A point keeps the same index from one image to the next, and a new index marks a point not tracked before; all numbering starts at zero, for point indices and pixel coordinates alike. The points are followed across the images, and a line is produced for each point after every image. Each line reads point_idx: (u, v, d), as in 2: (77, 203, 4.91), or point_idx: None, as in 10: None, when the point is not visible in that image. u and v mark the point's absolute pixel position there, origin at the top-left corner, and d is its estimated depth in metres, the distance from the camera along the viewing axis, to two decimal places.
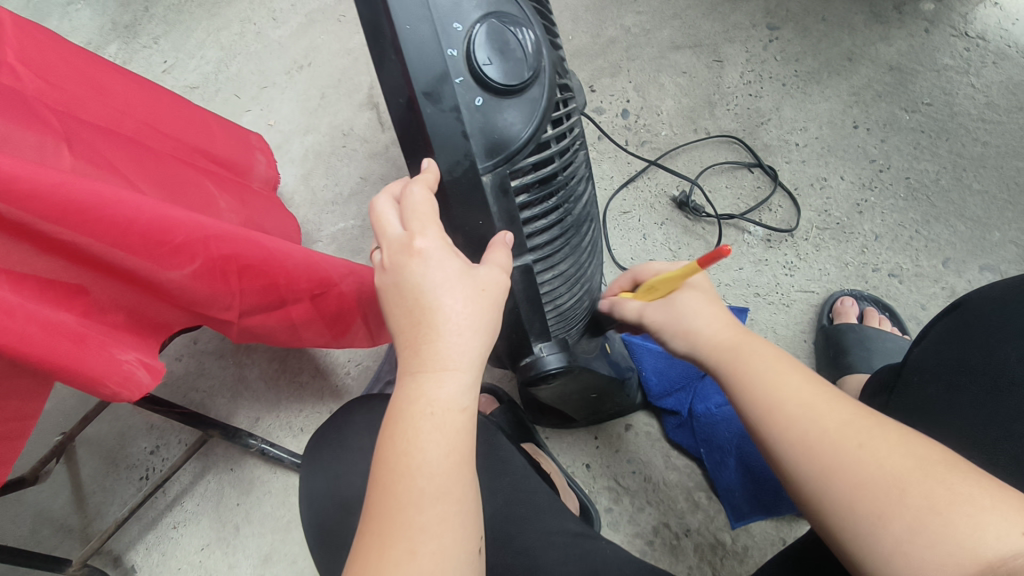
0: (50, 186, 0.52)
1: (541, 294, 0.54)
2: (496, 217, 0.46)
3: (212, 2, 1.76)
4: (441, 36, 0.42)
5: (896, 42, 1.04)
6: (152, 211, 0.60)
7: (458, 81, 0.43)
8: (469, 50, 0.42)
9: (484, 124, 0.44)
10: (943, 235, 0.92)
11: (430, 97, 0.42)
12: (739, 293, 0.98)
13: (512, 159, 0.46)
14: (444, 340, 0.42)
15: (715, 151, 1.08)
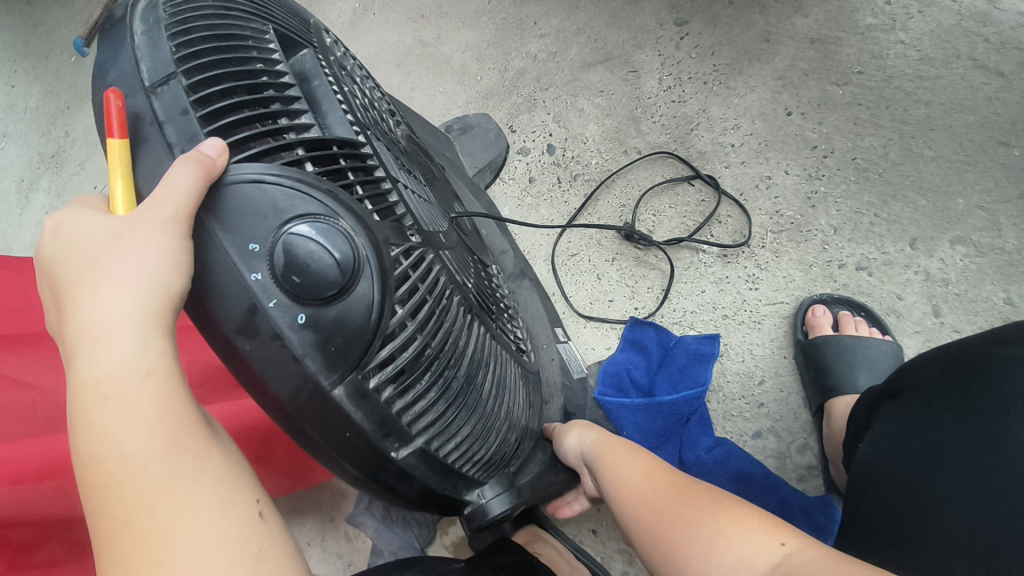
0: None
1: (450, 462, 0.49)
2: (365, 424, 0.41)
3: None
4: (241, 261, 0.37)
5: (813, 11, 0.97)
6: (50, 451, 0.56)
7: (272, 305, 0.38)
8: (274, 268, 0.37)
9: (317, 339, 0.38)
10: (904, 213, 0.85)
11: (244, 333, 0.38)
12: (708, 318, 0.94)
13: (361, 361, 0.40)
14: (126, 450, 0.35)
15: (650, 171, 1.01)
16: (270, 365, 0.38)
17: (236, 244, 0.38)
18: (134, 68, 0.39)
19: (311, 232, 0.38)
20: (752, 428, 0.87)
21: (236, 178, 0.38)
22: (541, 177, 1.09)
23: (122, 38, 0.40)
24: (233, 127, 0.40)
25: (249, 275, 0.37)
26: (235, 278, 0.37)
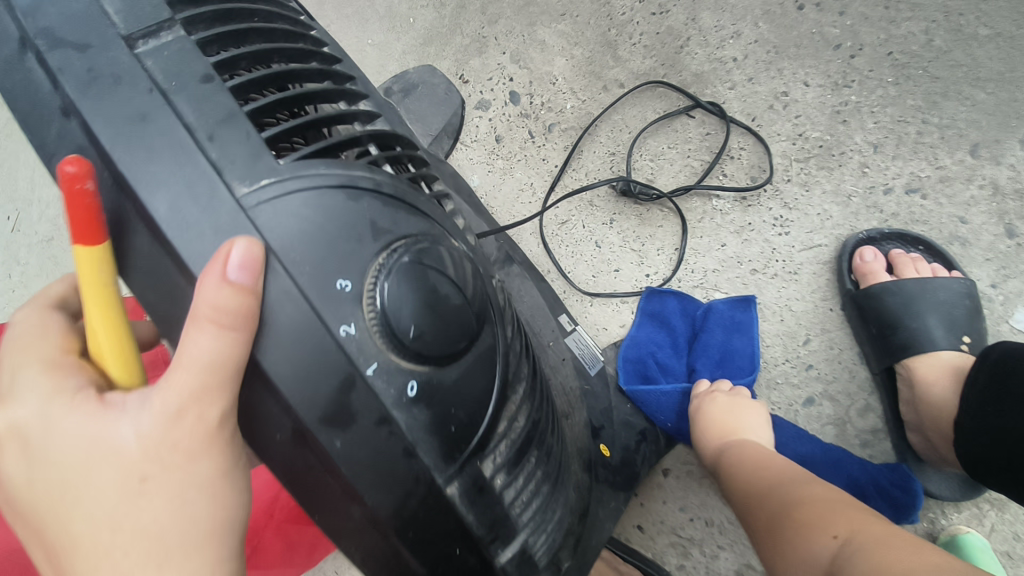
0: None
1: (540, 558, 0.39)
2: (476, 526, 0.33)
3: None
4: (326, 312, 0.28)
5: None
6: None
7: (372, 372, 0.29)
8: (378, 324, 0.29)
9: (432, 418, 0.30)
10: (959, 112, 0.70)
11: (334, 423, 0.28)
12: (734, 276, 0.80)
13: (470, 448, 0.32)
14: None
15: (639, 108, 0.84)
16: (362, 452, 0.29)
17: (319, 284, 0.28)
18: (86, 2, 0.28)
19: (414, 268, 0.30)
20: (803, 396, 0.76)
21: (322, 189, 0.29)
22: (510, 133, 0.91)
23: None
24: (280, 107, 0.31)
25: (340, 330, 0.28)
26: (307, 326, 0.28)
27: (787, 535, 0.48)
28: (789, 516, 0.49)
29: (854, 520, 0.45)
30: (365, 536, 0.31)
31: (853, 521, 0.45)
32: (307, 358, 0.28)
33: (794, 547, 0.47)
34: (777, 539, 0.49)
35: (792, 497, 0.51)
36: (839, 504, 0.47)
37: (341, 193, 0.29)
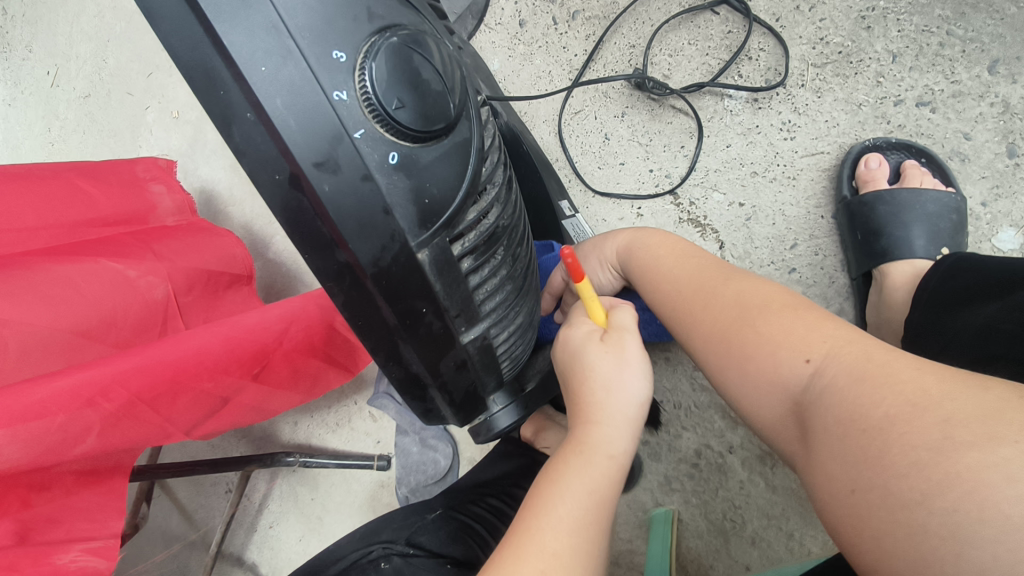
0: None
1: (496, 349, 0.43)
2: (443, 299, 0.35)
3: None
4: (321, 76, 0.29)
5: None
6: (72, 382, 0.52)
7: (359, 135, 0.30)
8: (365, 95, 0.30)
9: (409, 184, 0.31)
10: (983, 24, 0.70)
11: (324, 168, 0.29)
12: (735, 178, 0.82)
13: (450, 223, 0.34)
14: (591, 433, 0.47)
15: (664, 0, 0.84)
16: (355, 210, 0.30)
17: (317, 47, 0.29)
18: None
19: (410, 63, 0.30)
20: None
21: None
22: (534, 18, 0.91)
23: None
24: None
25: (335, 94, 0.29)
26: (306, 89, 0.29)
27: (765, 344, 0.47)
28: (742, 330, 0.49)
29: (806, 334, 0.45)
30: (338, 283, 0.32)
31: (783, 322, 0.47)
32: (285, 85, 0.29)
33: (759, 373, 0.47)
34: (747, 359, 0.48)
35: (739, 310, 0.51)
36: (784, 306, 0.49)
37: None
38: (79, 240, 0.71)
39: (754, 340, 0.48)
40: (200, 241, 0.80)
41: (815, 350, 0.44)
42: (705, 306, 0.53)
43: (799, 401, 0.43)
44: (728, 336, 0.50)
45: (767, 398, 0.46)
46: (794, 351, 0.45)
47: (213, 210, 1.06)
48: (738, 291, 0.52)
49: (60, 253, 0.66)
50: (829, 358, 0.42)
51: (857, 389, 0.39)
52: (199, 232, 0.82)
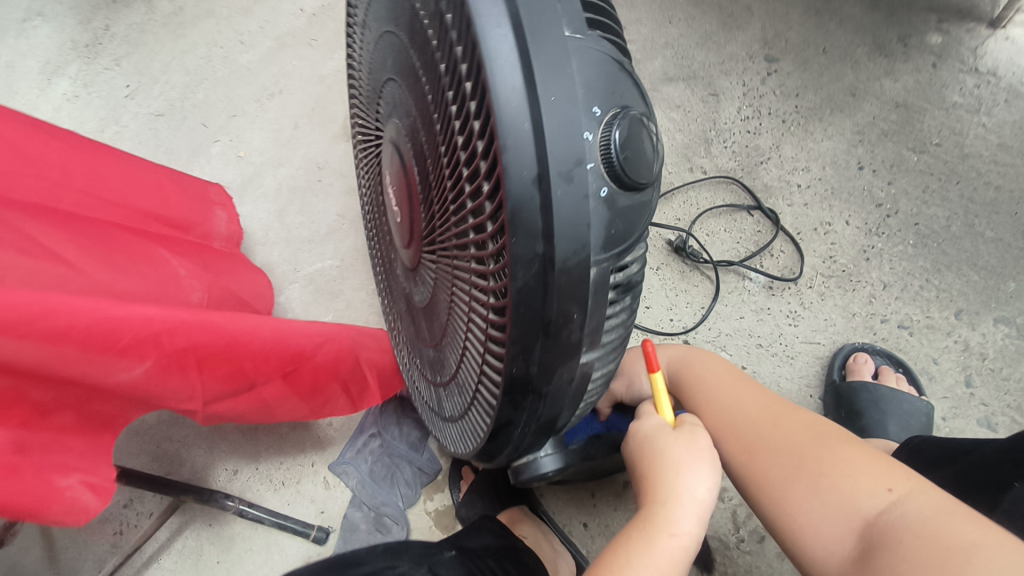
0: (59, 315, 0.51)
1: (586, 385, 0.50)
2: (588, 313, 0.44)
3: (176, 23, 1.65)
4: (581, 119, 0.39)
5: (902, 76, 0.98)
6: (96, 313, 0.54)
7: (591, 167, 0.40)
8: (604, 135, 0.40)
9: (608, 216, 0.41)
10: (955, 285, 0.88)
11: (563, 178, 0.39)
12: (742, 344, 0.93)
13: (620, 257, 0.44)
14: (678, 512, 0.56)
15: (711, 193, 1.01)
16: (569, 216, 0.40)
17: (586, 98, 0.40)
18: None
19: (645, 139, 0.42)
20: None
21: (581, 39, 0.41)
22: None
23: None
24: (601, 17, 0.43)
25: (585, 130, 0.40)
26: (565, 124, 0.39)
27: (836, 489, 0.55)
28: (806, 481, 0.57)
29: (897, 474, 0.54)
30: (531, 268, 0.41)
31: (851, 464, 0.56)
32: (558, 113, 0.39)
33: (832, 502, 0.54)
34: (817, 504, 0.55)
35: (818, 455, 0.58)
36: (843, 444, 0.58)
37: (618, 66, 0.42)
38: (141, 226, 0.84)
39: (849, 498, 0.54)
40: (213, 266, 0.91)
41: (893, 482, 0.53)
42: (791, 482, 0.58)
43: (886, 514, 0.51)
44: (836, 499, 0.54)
45: (840, 520, 0.54)
46: (874, 489, 0.53)
47: (296, 260, 1.27)
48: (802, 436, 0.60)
49: (133, 232, 0.80)
50: (907, 497, 0.51)
51: (921, 526, 0.48)
52: (234, 262, 0.97)
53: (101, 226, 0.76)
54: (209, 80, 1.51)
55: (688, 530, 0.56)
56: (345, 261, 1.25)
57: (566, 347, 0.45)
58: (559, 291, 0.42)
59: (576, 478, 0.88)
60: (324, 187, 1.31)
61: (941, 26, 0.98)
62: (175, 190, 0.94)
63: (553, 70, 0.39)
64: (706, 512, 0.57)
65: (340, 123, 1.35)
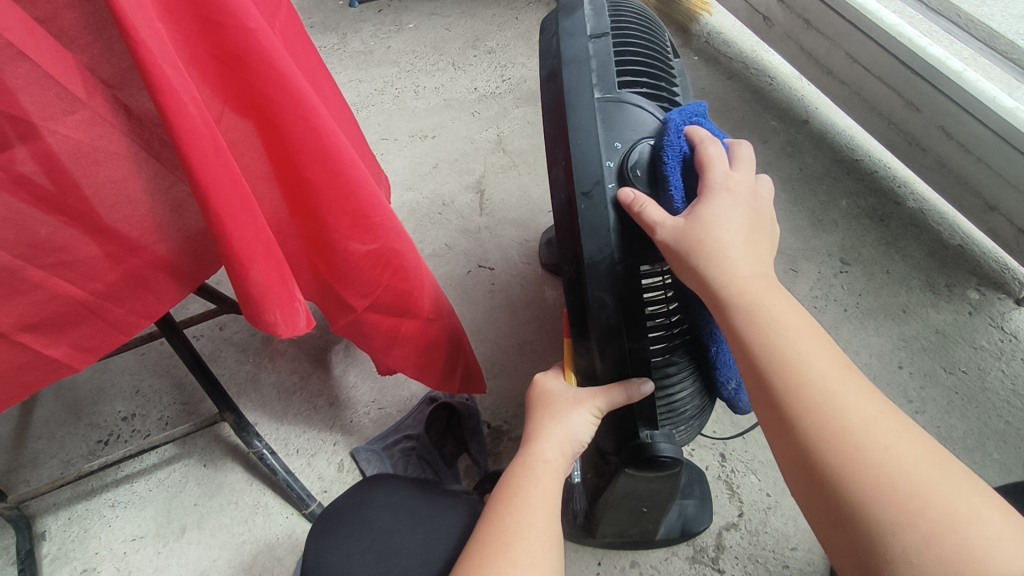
0: (353, 168, 0.64)
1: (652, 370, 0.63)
2: (615, 294, 0.59)
3: (362, 60, 1.97)
4: (603, 153, 0.60)
5: (944, 312, 1.20)
6: (369, 188, 0.67)
7: (608, 186, 0.59)
8: (621, 163, 0.59)
9: (622, 220, 0.58)
10: None
11: (585, 196, 0.59)
12: (771, 473, 1.05)
13: (641, 254, 0.59)
14: (548, 447, 0.59)
15: None
16: (593, 219, 0.59)
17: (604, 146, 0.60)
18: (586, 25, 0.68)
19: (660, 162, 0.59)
20: None
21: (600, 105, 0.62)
22: None
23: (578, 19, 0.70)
24: (627, 83, 0.65)
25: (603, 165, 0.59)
26: (590, 157, 0.59)
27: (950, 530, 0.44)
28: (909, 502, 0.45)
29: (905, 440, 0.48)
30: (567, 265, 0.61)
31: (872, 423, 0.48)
32: (580, 156, 0.60)
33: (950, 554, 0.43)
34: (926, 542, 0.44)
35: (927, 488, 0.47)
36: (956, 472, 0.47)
37: (633, 112, 0.61)
38: None
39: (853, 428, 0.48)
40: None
41: (890, 434, 0.48)
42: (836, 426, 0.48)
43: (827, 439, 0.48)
44: (844, 429, 0.48)
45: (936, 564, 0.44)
46: (862, 413, 0.48)
47: None
48: (821, 370, 0.50)
49: None
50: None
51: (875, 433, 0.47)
52: None
53: None
54: (375, 107, 1.77)
55: (548, 450, 0.59)
56: (436, 281, 1.38)
57: (596, 327, 0.60)
58: (586, 280, 0.59)
59: (608, 532, 0.91)
60: (443, 219, 1.48)
61: (980, 288, 1.23)
62: (370, 164, 1.12)
63: (581, 130, 0.61)
64: (575, 447, 0.61)
65: (473, 178, 1.56)
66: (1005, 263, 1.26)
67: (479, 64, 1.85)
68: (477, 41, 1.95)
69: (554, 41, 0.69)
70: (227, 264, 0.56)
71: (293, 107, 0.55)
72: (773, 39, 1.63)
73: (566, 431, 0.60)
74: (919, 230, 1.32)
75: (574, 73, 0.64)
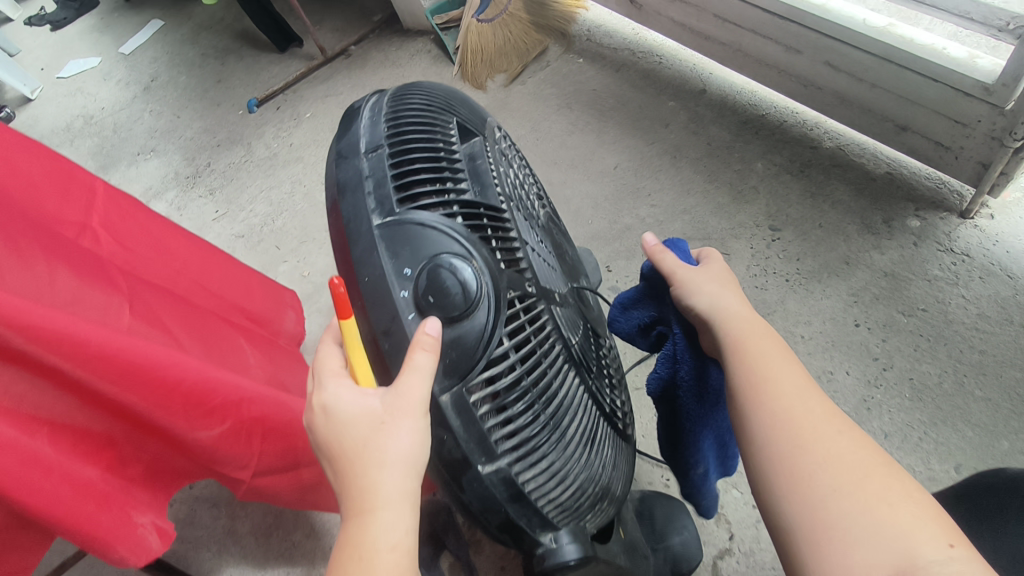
0: (166, 366, 0.61)
1: (528, 491, 0.53)
2: (457, 433, 0.50)
3: (269, 166, 1.99)
4: (393, 283, 0.51)
5: (888, 251, 1.12)
6: (198, 375, 0.64)
7: (409, 317, 0.50)
8: (415, 289, 0.50)
9: (438, 348, 0.50)
10: (952, 440, 0.93)
11: (387, 335, 0.51)
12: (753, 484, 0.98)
13: (465, 377, 0.50)
14: (381, 488, 0.48)
15: None
16: (401, 356, 0.50)
17: (397, 269, 0.51)
18: (357, 132, 0.59)
19: (460, 271, 0.50)
20: None
21: (381, 225, 0.53)
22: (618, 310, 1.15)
23: (354, 121, 0.61)
24: (410, 187, 0.55)
25: (400, 294, 0.51)
26: (385, 290, 0.51)
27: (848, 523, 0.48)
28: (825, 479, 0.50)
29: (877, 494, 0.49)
30: None
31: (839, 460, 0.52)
32: (371, 291, 0.51)
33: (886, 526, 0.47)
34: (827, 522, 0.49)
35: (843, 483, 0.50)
36: (879, 467, 0.51)
37: (419, 224, 0.52)
38: (230, 316, 0.97)
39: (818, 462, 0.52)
40: (276, 361, 1.01)
41: (841, 426, 0.54)
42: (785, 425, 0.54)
43: (766, 411, 0.56)
44: (801, 419, 0.54)
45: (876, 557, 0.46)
46: (801, 408, 0.55)
47: None
48: (811, 406, 0.55)
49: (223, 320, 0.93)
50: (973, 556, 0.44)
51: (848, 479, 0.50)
52: (294, 361, 1.08)
53: (200, 309, 0.89)
54: (289, 211, 1.77)
55: (390, 482, 0.48)
56: None
57: (444, 462, 0.51)
58: None
59: None
60: None
61: (918, 213, 1.15)
62: (260, 290, 1.09)
63: (364, 259, 0.52)
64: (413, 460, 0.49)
65: None
66: (941, 177, 1.18)
67: None
68: None
69: (329, 165, 0.59)
70: (60, 530, 0.55)
71: (67, 351, 0.53)
72: (646, 19, 1.58)
73: (396, 464, 0.48)
74: (842, 169, 1.24)
75: (348, 195, 0.55)
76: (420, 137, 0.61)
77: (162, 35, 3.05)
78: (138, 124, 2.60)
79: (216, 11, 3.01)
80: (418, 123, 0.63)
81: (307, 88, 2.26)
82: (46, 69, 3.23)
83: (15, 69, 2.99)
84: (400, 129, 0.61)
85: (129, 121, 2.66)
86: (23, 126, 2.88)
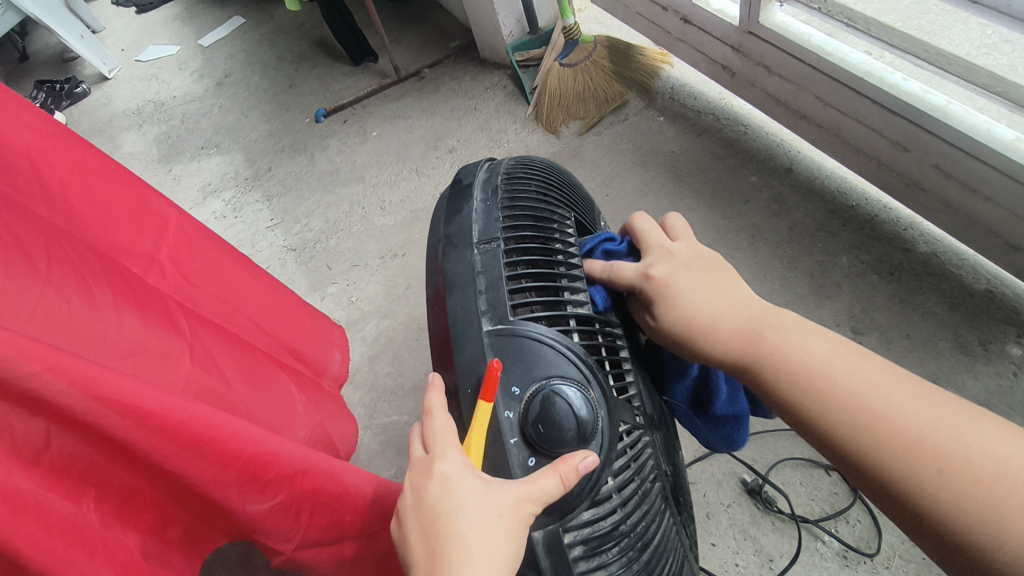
0: (226, 436, 0.57)
1: None
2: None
3: (330, 181, 1.98)
4: (500, 400, 0.48)
5: (983, 377, 1.04)
6: (257, 445, 0.60)
7: (512, 440, 0.47)
8: (524, 411, 0.47)
9: None
10: None
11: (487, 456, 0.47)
12: None
13: (565, 517, 0.47)
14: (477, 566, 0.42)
15: (790, 442, 1.05)
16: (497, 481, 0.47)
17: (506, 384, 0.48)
18: (472, 225, 0.57)
19: (574, 398, 0.47)
20: None
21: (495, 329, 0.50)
22: None
23: (469, 209, 0.59)
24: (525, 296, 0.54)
25: (505, 411, 0.47)
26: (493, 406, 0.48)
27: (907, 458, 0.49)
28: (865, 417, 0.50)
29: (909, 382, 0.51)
30: None
31: (845, 366, 0.52)
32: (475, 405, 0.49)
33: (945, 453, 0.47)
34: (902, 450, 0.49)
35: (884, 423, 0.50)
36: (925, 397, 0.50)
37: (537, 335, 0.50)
38: (280, 356, 0.93)
39: (869, 406, 0.50)
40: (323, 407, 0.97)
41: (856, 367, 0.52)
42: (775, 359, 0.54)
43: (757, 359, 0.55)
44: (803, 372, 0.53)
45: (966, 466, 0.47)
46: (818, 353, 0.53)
47: (376, 405, 1.34)
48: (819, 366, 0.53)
49: (274, 362, 0.89)
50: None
51: (876, 399, 0.51)
52: (335, 405, 1.04)
53: (254, 351, 0.85)
54: (344, 231, 1.75)
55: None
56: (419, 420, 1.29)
57: None
58: None
59: None
60: (417, 343, 1.41)
61: (1020, 340, 1.07)
62: (309, 330, 1.06)
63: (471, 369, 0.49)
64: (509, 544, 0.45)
65: None
66: None
67: (442, 166, 1.83)
68: (438, 141, 1.92)
69: (439, 251, 0.57)
70: None
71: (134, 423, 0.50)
72: (737, 88, 1.53)
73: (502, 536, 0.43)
74: (936, 279, 1.17)
75: (456, 292, 0.53)
76: (537, 236, 0.59)
77: (241, 32, 3.12)
78: (205, 118, 2.64)
79: (297, 16, 3.06)
80: (535, 218, 0.62)
81: (376, 105, 2.26)
82: (126, 50, 3.33)
83: (97, 49, 3.08)
84: (517, 224, 0.59)
85: (196, 114, 2.70)
86: (96, 106, 2.95)
